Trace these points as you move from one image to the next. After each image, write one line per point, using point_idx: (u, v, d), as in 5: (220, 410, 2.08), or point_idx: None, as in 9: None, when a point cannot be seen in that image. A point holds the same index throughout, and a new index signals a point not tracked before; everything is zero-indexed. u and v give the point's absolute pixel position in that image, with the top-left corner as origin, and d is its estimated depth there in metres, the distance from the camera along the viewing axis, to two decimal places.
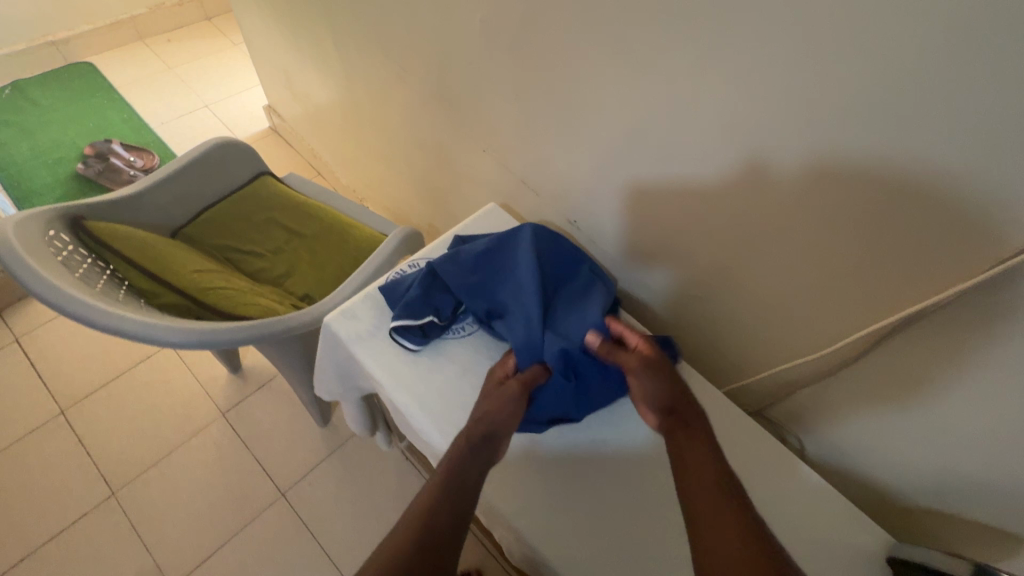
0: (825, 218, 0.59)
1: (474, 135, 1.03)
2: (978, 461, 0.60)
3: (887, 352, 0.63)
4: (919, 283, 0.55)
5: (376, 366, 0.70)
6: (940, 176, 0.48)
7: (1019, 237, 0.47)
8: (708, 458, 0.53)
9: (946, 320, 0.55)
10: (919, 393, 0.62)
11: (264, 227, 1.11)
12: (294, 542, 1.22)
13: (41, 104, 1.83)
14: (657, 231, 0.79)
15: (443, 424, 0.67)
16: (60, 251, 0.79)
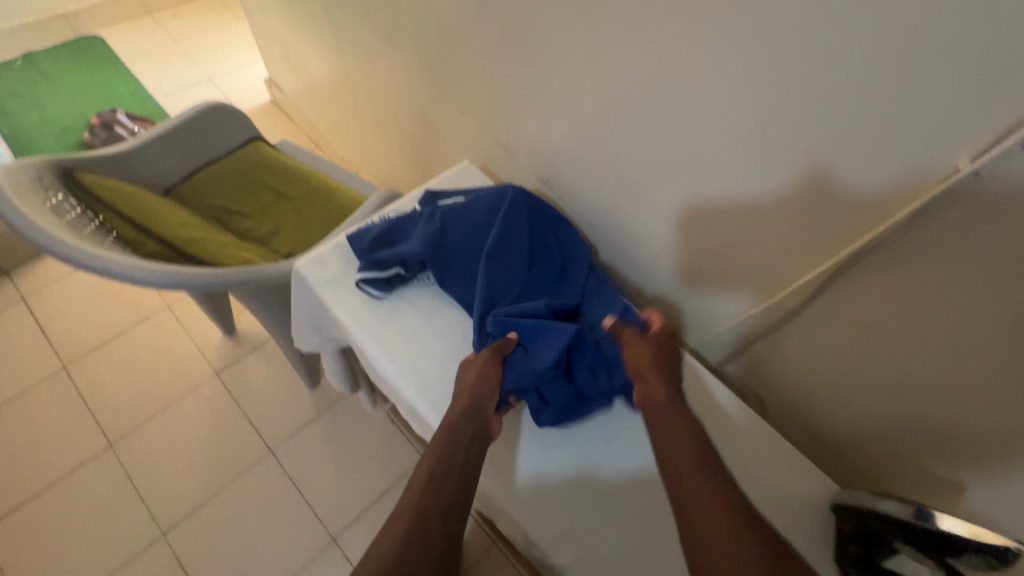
0: (776, 156, 0.60)
1: (455, 97, 1.05)
2: (924, 391, 0.63)
3: (839, 291, 0.64)
4: (864, 215, 0.57)
5: (342, 309, 0.73)
6: (877, 102, 0.50)
7: (952, 159, 0.49)
8: (688, 438, 0.56)
9: (891, 251, 0.57)
10: (869, 330, 0.64)
11: (253, 189, 1.15)
12: (280, 495, 1.26)
13: (51, 76, 1.88)
14: (626, 185, 0.81)
15: (403, 364, 0.70)
16: (51, 199, 0.83)
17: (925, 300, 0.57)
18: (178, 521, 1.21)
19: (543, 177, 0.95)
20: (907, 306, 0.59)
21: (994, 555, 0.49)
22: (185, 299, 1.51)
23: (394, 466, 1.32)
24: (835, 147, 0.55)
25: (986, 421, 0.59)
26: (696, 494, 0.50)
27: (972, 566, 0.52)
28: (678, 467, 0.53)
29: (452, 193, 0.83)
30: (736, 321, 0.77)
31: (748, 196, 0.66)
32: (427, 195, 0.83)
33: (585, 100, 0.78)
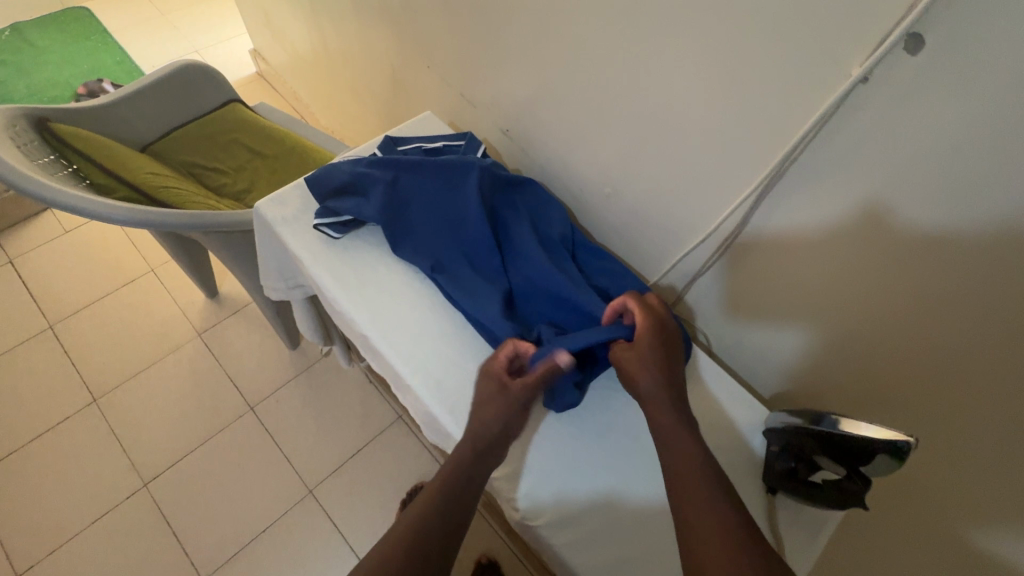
0: (704, 80, 0.62)
1: (422, 55, 1.07)
2: (849, 308, 0.65)
3: (768, 213, 0.66)
4: (784, 131, 0.59)
5: (298, 246, 0.76)
6: (785, 13, 0.52)
7: (852, 62, 0.50)
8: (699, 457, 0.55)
9: (810, 164, 0.59)
10: (797, 252, 0.66)
11: (228, 147, 1.17)
12: (259, 449, 1.30)
13: (39, 46, 1.90)
14: (578, 130, 0.84)
15: (356, 298, 0.73)
16: (22, 144, 0.85)
17: (840, 215, 0.60)
18: (160, 472, 1.25)
19: (505, 129, 0.98)
20: (825, 224, 0.61)
21: (892, 451, 0.51)
22: (169, 263, 1.54)
23: (370, 423, 1.36)
24: (755, 71, 0.58)
25: (898, 333, 0.62)
26: (702, 518, 0.50)
27: (880, 469, 0.54)
28: (684, 487, 0.53)
29: (411, 139, 0.85)
30: (680, 259, 0.81)
31: (683, 126, 0.68)
32: (386, 141, 0.83)
33: (540, 44, 0.80)
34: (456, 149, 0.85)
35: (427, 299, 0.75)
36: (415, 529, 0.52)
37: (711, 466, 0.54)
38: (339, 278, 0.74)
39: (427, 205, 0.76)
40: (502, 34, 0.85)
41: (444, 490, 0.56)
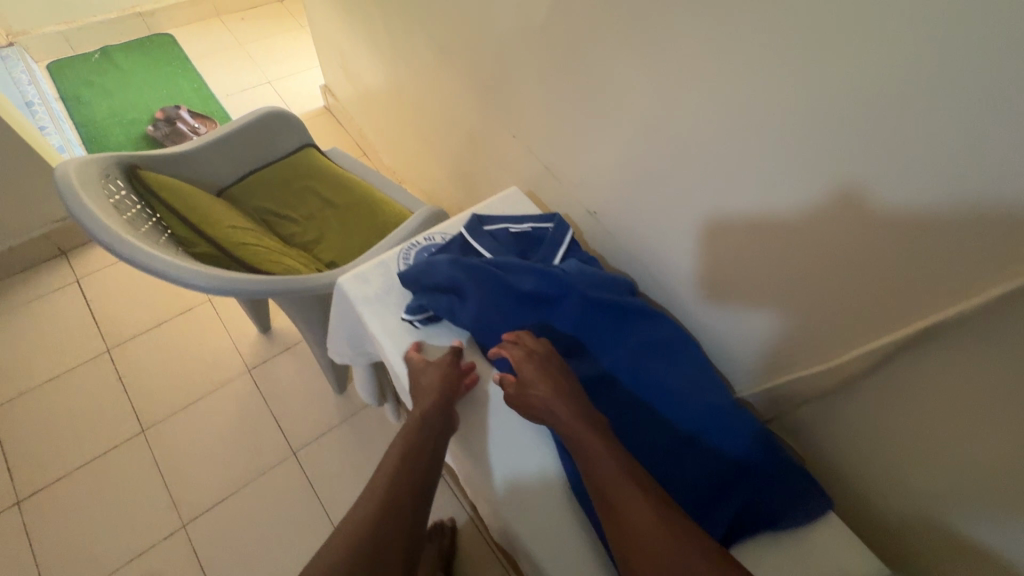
0: (842, 213, 0.56)
1: (506, 121, 1.05)
2: (987, 496, 0.56)
3: (902, 366, 0.58)
4: (938, 287, 0.52)
5: (382, 331, 0.73)
6: (960, 176, 0.46)
7: None
8: (615, 461, 0.57)
9: (966, 332, 0.51)
10: (936, 416, 0.58)
11: (301, 194, 1.17)
12: (298, 498, 1.27)
13: (123, 69, 1.98)
14: (673, 223, 0.78)
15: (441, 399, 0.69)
16: (114, 195, 0.86)
17: (991, 392, 0.52)
18: (200, 513, 1.23)
19: (590, 211, 0.94)
20: (971, 396, 0.53)
21: None
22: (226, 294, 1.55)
23: None
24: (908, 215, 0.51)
25: None
26: (638, 519, 0.53)
27: None
28: (612, 490, 0.55)
29: (500, 219, 0.81)
30: (784, 379, 0.72)
31: (811, 247, 0.61)
32: (475, 225, 0.80)
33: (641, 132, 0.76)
34: (544, 232, 0.81)
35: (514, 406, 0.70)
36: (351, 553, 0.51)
37: (625, 464, 0.57)
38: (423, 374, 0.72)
39: (519, 312, 0.72)
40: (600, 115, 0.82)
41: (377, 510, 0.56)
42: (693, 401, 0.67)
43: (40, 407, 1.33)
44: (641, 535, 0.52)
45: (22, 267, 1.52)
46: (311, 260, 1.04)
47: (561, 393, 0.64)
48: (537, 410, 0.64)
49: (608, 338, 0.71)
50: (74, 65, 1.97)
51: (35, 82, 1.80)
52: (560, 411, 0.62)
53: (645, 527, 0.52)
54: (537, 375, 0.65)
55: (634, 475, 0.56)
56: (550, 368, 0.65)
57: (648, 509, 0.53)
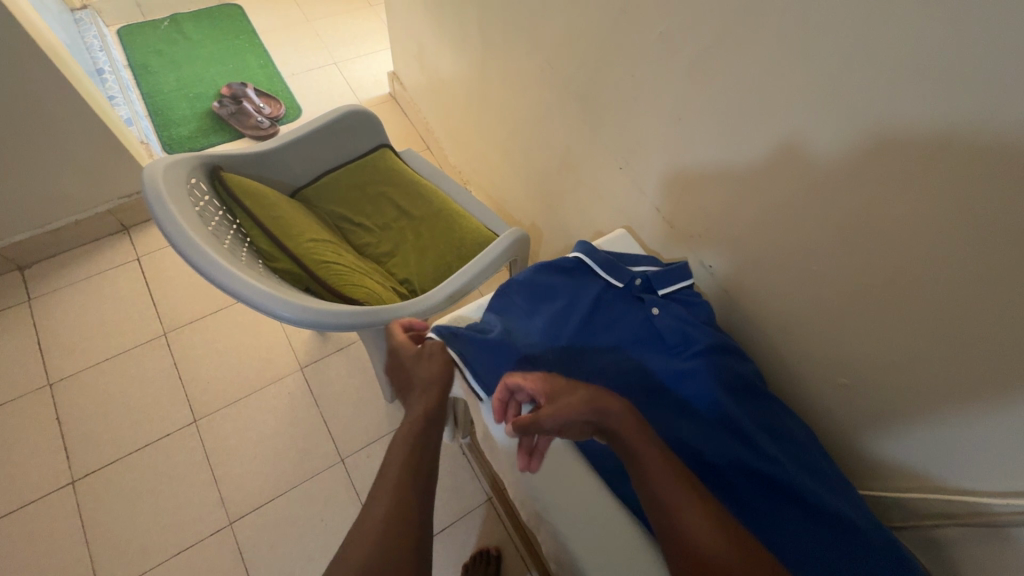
0: None
1: (608, 148, 0.97)
2: None
3: None
4: None
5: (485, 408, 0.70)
6: None
7: None
8: (667, 466, 0.55)
9: None
10: None
11: (375, 201, 1.12)
12: (343, 508, 1.24)
13: (191, 39, 1.95)
14: (820, 307, 0.70)
15: (541, 473, 0.65)
16: (199, 201, 0.81)
17: None
18: (246, 513, 1.22)
19: (707, 264, 0.86)
20: None
21: None
22: None
23: (458, 500, 1.27)
24: None
25: None
26: (698, 526, 0.51)
27: None
28: (670, 500, 0.53)
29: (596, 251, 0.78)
30: (937, 500, 0.64)
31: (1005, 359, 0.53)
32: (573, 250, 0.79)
33: (790, 196, 0.68)
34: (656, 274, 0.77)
35: (608, 494, 0.64)
36: (398, 506, 0.55)
37: (675, 465, 0.55)
38: (498, 406, 0.70)
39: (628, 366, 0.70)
40: (738, 168, 0.73)
41: (411, 461, 0.59)
42: (818, 504, 0.60)
43: (96, 387, 1.33)
44: (706, 550, 0.50)
45: (85, 240, 1.52)
46: (387, 277, 1.00)
47: (598, 407, 0.59)
48: (580, 425, 0.58)
49: (735, 400, 0.67)
50: (144, 32, 1.94)
51: (105, 48, 1.78)
52: (606, 418, 0.58)
53: (705, 535, 0.50)
54: (576, 398, 0.59)
55: (690, 481, 0.54)
56: (574, 387, 0.60)
57: (700, 516, 0.51)
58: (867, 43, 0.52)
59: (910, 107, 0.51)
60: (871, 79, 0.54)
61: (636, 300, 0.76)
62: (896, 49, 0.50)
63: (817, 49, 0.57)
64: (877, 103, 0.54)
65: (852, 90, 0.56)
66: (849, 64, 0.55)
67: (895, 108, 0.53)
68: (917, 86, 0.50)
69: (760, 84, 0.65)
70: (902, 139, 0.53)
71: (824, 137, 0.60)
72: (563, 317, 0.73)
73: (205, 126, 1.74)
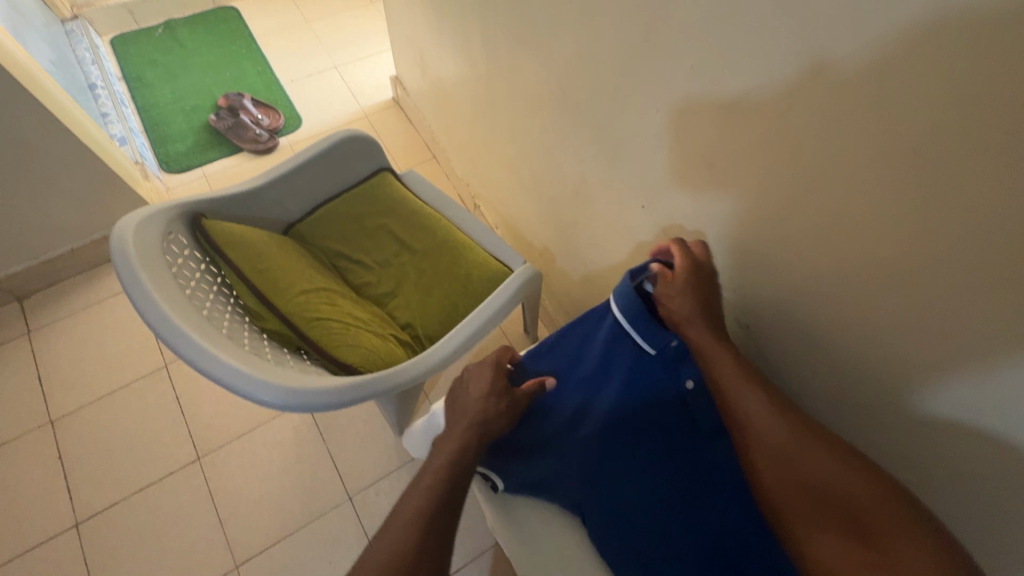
0: None
1: (627, 179, 0.86)
2: None
3: None
4: None
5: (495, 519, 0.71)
6: None
7: None
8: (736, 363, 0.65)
9: None
10: None
11: (375, 234, 1.03)
12: (353, 550, 1.19)
13: (186, 47, 1.87)
14: (885, 383, 0.61)
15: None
16: (176, 258, 0.74)
17: None
18: (252, 556, 1.18)
19: (742, 321, 0.79)
20: None
21: None
22: None
23: (472, 541, 1.21)
24: None
25: None
26: (758, 405, 0.63)
27: None
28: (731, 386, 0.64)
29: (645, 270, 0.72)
30: None
31: None
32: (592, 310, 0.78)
33: (848, 261, 0.57)
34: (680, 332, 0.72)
35: None
36: None
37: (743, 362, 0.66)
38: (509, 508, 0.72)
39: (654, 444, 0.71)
40: (780, 225, 0.63)
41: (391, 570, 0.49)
42: None
43: (97, 423, 1.29)
44: (771, 425, 0.62)
45: (84, 267, 1.47)
46: (387, 323, 0.92)
47: (706, 301, 0.67)
48: (680, 321, 0.67)
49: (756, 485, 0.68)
50: (138, 41, 1.87)
51: (98, 60, 1.71)
52: (697, 323, 0.66)
53: (764, 413, 0.62)
54: (688, 291, 0.66)
55: (756, 373, 0.65)
56: (705, 286, 0.67)
57: (764, 397, 0.63)
58: (961, 105, 0.41)
59: (1010, 180, 0.41)
60: (963, 148, 0.43)
61: (669, 371, 0.72)
62: (1000, 116, 0.39)
63: (889, 106, 0.46)
64: (969, 178, 0.43)
65: (933, 158, 0.45)
66: (930, 126, 0.44)
67: (998, 186, 0.42)
68: (1022, 156, 0.39)
69: (807, 131, 0.54)
70: (1004, 222, 0.42)
71: (894, 206, 0.50)
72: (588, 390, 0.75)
73: (202, 141, 1.67)
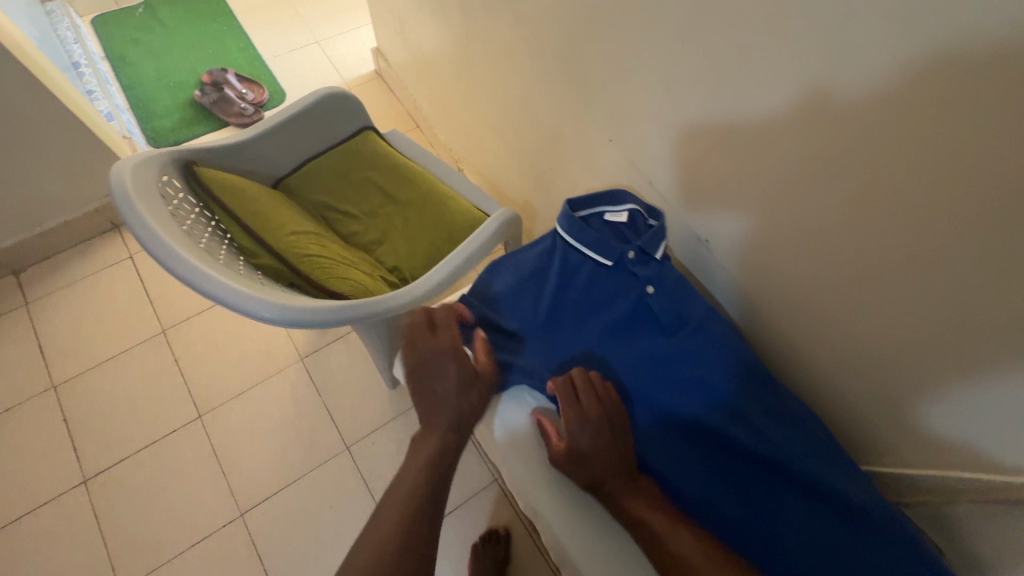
0: None
1: (596, 119, 0.91)
2: None
3: None
4: None
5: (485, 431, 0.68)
6: None
7: None
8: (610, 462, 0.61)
9: None
10: None
11: (360, 187, 1.08)
12: (353, 496, 1.25)
13: (168, 25, 1.88)
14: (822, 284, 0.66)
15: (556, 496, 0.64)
16: (172, 200, 0.79)
17: None
18: (256, 504, 1.23)
19: (703, 237, 0.79)
20: None
21: None
22: None
23: (465, 484, 1.28)
24: None
25: None
26: (637, 504, 0.59)
27: None
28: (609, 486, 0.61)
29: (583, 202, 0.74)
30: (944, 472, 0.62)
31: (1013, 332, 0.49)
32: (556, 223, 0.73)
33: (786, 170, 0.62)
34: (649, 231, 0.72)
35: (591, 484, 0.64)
36: None
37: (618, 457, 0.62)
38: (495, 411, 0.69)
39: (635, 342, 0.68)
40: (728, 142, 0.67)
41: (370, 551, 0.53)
42: (811, 484, 0.61)
43: (99, 387, 1.33)
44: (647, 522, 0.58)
45: (77, 240, 1.50)
46: (375, 266, 0.97)
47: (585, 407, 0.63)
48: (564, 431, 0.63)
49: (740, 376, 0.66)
50: (118, 21, 1.88)
51: (80, 40, 1.72)
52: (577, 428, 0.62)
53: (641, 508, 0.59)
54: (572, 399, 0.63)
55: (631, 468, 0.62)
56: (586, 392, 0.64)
57: (630, 484, 0.61)
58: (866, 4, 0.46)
59: (910, 70, 0.46)
60: (870, 45, 0.48)
61: (630, 277, 0.70)
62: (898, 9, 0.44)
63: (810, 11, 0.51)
64: (882, 68, 0.48)
65: (848, 58, 0.50)
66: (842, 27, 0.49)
67: (900, 67, 0.46)
68: (917, 45, 0.44)
69: (743, 47, 0.59)
70: (906, 110, 0.48)
71: (820, 109, 0.55)
72: (550, 299, 0.71)
73: (188, 117, 1.69)
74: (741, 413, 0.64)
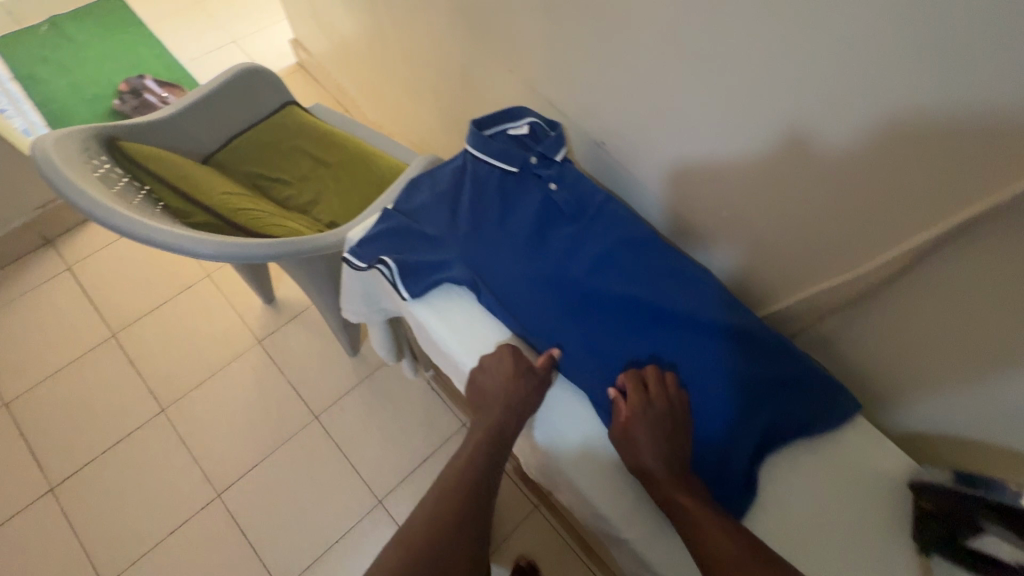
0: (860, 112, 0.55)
1: (498, 57, 0.99)
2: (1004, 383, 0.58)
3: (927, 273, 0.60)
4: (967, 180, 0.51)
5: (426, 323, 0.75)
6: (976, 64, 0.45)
7: None
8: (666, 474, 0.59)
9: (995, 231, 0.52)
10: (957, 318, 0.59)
11: (290, 155, 1.13)
12: (328, 460, 1.29)
13: (76, 40, 1.86)
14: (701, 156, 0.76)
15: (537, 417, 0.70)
16: (98, 168, 0.82)
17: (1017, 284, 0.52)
18: (231, 483, 1.26)
19: (600, 141, 0.90)
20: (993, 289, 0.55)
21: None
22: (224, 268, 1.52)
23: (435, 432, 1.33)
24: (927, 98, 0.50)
25: None
26: (694, 511, 0.55)
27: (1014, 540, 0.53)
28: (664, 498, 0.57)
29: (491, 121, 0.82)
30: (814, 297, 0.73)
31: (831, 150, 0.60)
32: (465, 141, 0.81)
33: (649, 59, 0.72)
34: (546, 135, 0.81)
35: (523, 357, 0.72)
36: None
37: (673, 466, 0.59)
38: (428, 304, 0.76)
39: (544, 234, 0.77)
40: (601, 43, 0.77)
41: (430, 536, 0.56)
42: (703, 321, 0.69)
43: (53, 398, 1.32)
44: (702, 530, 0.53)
45: (10, 260, 1.48)
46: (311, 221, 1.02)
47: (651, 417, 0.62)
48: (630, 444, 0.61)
49: (637, 247, 0.75)
50: (22, 41, 1.84)
51: None
52: (642, 438, 0.61)
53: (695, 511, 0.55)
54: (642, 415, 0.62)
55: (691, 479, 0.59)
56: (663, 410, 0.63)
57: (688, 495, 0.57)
58: None
59: None
60: None
61: (535, 179, 0.79)
62: None
63: None
64: None
65: None
66: None
67: None
68: None
69: None
70: None
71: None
72: (466, 206, 0.78)
73: None
74: (639, 276, 0.73)
